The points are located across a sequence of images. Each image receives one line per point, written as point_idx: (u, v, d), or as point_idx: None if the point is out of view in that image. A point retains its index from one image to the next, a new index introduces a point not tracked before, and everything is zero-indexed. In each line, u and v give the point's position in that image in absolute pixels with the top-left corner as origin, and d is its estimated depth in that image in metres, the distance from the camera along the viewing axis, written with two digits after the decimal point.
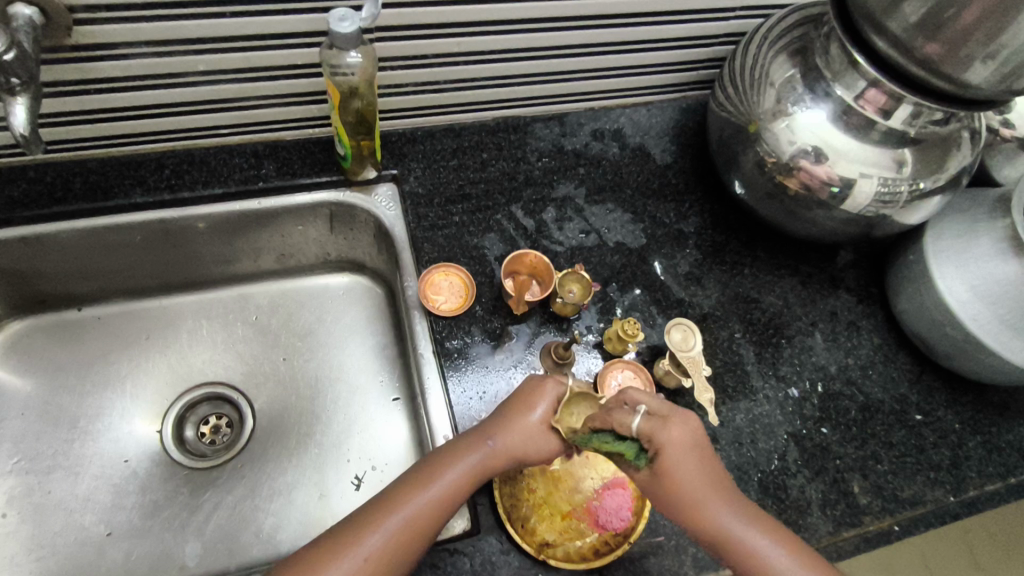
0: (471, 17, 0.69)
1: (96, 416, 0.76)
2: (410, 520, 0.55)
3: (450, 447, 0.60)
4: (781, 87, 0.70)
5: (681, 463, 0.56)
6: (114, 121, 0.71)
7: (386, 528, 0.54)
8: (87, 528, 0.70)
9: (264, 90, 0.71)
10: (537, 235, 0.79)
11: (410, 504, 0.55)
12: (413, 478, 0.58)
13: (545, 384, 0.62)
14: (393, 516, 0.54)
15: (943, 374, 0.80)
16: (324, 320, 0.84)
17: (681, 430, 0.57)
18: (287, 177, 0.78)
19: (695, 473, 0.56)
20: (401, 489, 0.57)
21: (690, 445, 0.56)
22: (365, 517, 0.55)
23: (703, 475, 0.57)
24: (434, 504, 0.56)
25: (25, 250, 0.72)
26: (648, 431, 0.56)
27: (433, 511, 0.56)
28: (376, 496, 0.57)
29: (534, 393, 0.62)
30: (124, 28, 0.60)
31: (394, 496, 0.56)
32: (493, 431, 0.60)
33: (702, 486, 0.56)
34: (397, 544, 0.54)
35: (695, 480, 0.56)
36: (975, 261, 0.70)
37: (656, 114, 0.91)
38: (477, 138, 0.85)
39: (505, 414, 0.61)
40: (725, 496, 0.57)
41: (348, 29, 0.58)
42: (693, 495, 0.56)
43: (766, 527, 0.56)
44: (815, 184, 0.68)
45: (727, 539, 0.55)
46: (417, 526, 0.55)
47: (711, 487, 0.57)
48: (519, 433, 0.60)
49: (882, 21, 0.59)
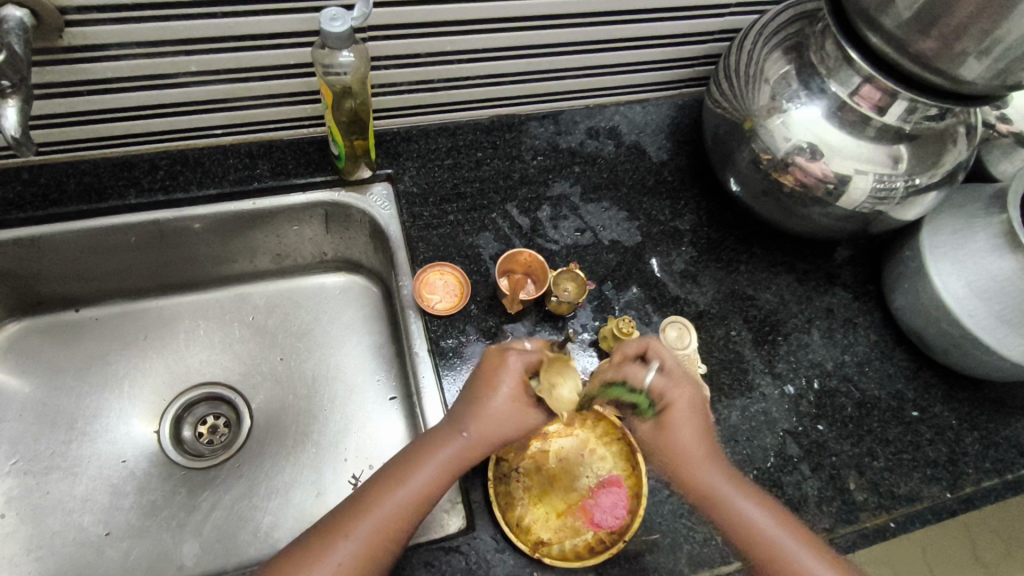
0: (464, 16, 0.69)
1: (93, 417, 0.76)
2: (383, 523, 0.55)
3: (423, 443, 0.60)
4: (776, 84, 0.69)
5: (686, 423, 0.64)
6: (108, 123, 0.71)
7: (357, 534, 0.55)
8: (86, 528, 0.70)
9: (257, 90, 0.71)
10: (532, 234, 0.79)
11: (383, 505, 0.56)
12: (389, 475, 0.58)
13: (507, 359, 0.62)
14: (367, 519, 0.55)
15: (940, 370, 0.79)
16: (321, 319, 0.84)
17: (689, 392, 0.65)
18: (281, 177, 0.78)
19: (695, 437, 0.64)
20: (376, 491, 0.57)
21: (695, 410, 0.65)
22: (340, 520, 0.56)
23: (700, 442, 0.64)
24: (408, 503, 0.57)
25: (21, 252, 0.72)
26: (659, 389, 0.64)
27: (407, 510, 0.56)
28: (350, 498, 0.58)
29: (496, 371, 0.62)
30: (116, 30, 0.60)
31: (367, 499, 0.57)
32: (464, 422, 0.60)
33: (699, 449, 0.63)
34: (373, 546, 0.55)
35: (695, 443, 0.63)
36: (971, 257, 0.69)
37: (652, 111, 0.91)
38: (472, 137, 0.85)
39: (473, 397, 0.61)
40: (717, 463, 0.64)
41: (340, 28, 0.58)
42: (689, 456, 0.63)
43: (750, 491, 0.63)
44: (810, 181, 0.68)
45: (715, 500, 0.62)
46: (390, 529, 0.55)
47: (706, 450, 0.64)
48: (489, 418, 0.60)
49: (875, 16, 0.58)
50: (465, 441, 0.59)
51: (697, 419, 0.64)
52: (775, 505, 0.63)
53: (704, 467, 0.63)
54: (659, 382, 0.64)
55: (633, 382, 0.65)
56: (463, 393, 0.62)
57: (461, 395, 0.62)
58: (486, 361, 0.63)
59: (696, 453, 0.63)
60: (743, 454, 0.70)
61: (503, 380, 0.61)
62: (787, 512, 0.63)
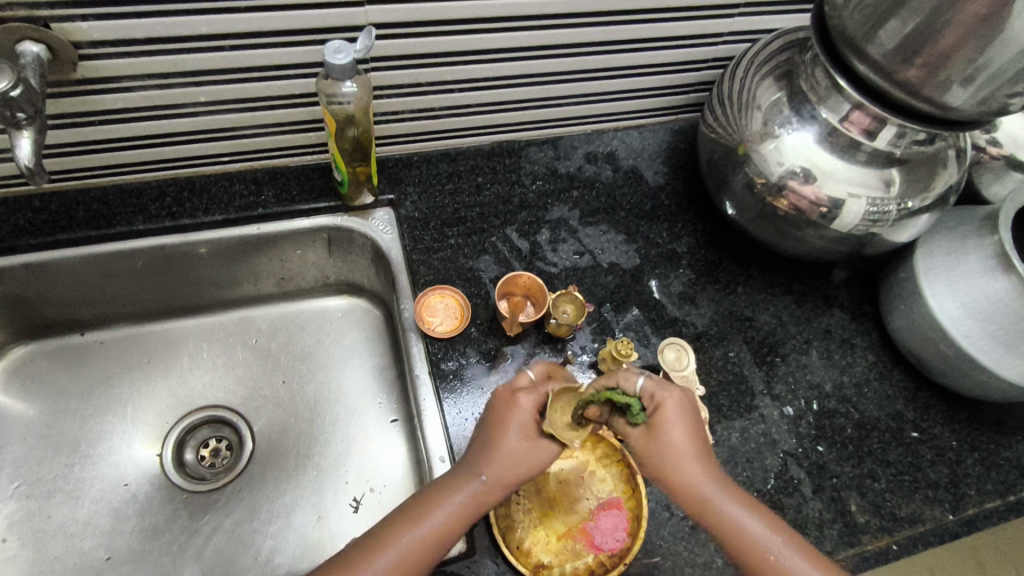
0: (464, 46, 0.71)
1: (97, 440, 0.76)
2: (399, 560, 0.55)
3: (440, 484, 0.60)
4: (768, 110, 0.71)
5: (677, 425, 0.60)
6: (117, 151, 0.73)
7: (374, 568, 0.55)
8: (87, 552, 0.71)
9: (264, 119, 0.73)
10: (532, 258, 0.80)
11: (399, 541, 0.56)
12: (405, 513, 0.58)
13: (518, 398, 0.61)
14: (382, 558, 0.55)
15: (939, 391, 0.80)
16: (323, 342, 0.85)
17: (680, 395, 0.62)
18: (286, 204, 0.79)
19: (685, 439, 0.60)
20: (394, 528, 0.57)
21: (685, 410, 0.61)
22: (355, 556, 0.56)
23: (691, 442, 0.60)
24: (427, 540, 0.56)
25: (30, 277, 0.73)
26: (651, 390, 0.61)
27: (422, 551, 0.56)
28: (367, 535, 0.58)
29: (507, 413, 0.61)
30: (127, 63, 0.62)
31: (386, 534, 0.57)
32: (480, 462, 0.60)
33: (689, 452, 0.60)
34: None
35: (685, 442, 0.60)
36: (965, 278, 0.70)
37: (649, 136, 0.92)
38: (472, 163, 0.86)
39: (491, 439, 0.60)
40: (705, 463, 0.60)
41: (343, 60, 0.60)
42: (678, 455, 0.60)
43: (740, 495, 0.60)
44: (804, 205, 0.69)
45: (701, 501, 0.59)
46: (407, 565, 0.56)
47: (697, 450, 0.60)
48: (506, 459, 0.59)
49: (861, 46, 0.60)
50: (482, 483, 0.59)
51: (688, 417, 0.61)
52: (763, 509, 0.60)
53: (694, 469, 0.59)
54: (650, 383, 0.61)
55: (623, 386, 0.61)
56: (478, 436, 0.62)
57: (478, 436, 0.62)
58: (498, 399, 0.62)
59: (684, 451, 0.60)
60: (743, 475, 0.70)
61: (513, 420, 0.60)
62: (779, 519, 0.59)
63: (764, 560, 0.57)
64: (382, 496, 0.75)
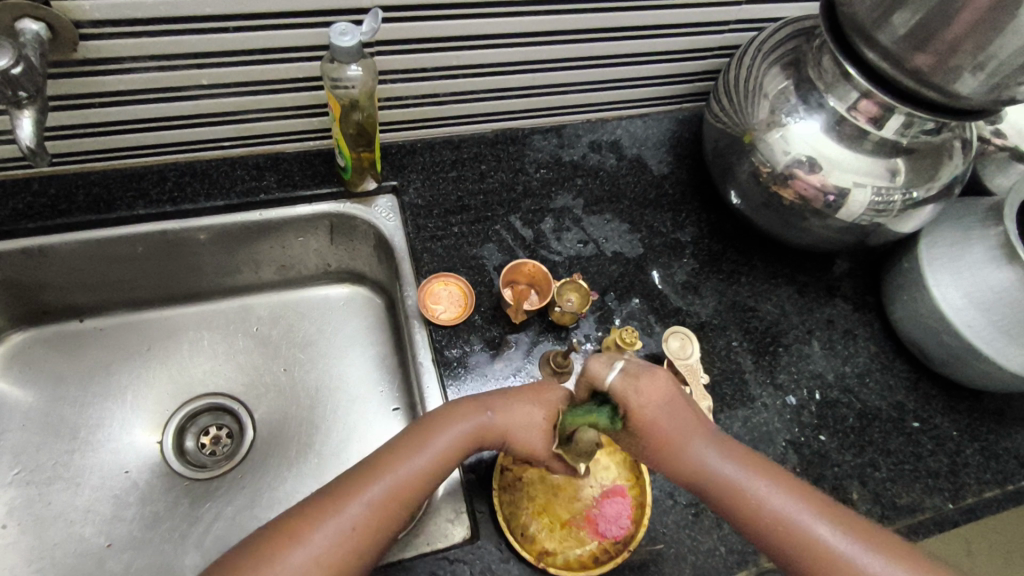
0: (471, 31, 0.71)
1: (96, 427, 0.76)
2: (396, 487, 0.55)
3: (440, 414, 0.60)
4: (775, 98, 0.71)
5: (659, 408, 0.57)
6: (119, 135, 0.72)
7: (369, 495, 0.54)
8: (87, 539, 0.70)
9: (267, 103, 0.73)
10: (535, 246, 0.80)
11: (397, 468, 0.55)
12: (402, 443, 0.58)
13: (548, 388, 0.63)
14: (379, 484, 0.54)
15: (940, 381, 0.80)
16: (325, 329, 0.85)
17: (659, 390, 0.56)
18: (288, 189, 0.79)
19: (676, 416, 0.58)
20: (392, 456, 0.56)
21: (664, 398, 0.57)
22: (348, 483, 0.55)
23: (680, 418, 0.58)
24: (424, 470, 0.56)
25: (29, 262, 0.72)
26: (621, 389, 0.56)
27: (419, 481, 0.56)
28: (360, 462, 0.57)
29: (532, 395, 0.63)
30: (131, 43, 0.62)
31: (383, 462, 0.56)
32: (488, 404, 0.61)
33: (682, 426, 0.58)
34: (377, 512, 0.53)
35: (675, 419, 0.58)
36: (969, 268, 0.71)
37: (652, 125, 0.92)
38: (476, 150, 0.86)
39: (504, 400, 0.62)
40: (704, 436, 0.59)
41: (349, 43, 0.59)
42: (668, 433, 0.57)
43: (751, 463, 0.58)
44: (809, 194, 0.69)
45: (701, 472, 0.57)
46: (402, 491, 0.55)
47: (690, 424, 0.58)
48: (515, 410, 0.61)
49: (872, 33, 0.60)
50: (486, 421, 0.60)
51: (676, 407, 0.57)
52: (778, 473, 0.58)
53: (698, 441, 0.58)
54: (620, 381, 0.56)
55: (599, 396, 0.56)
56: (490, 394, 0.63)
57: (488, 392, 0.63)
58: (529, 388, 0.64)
59: (677, 431, 0.58)
60: None
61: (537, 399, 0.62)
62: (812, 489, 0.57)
63: (808, 542, 0.53)
64: None
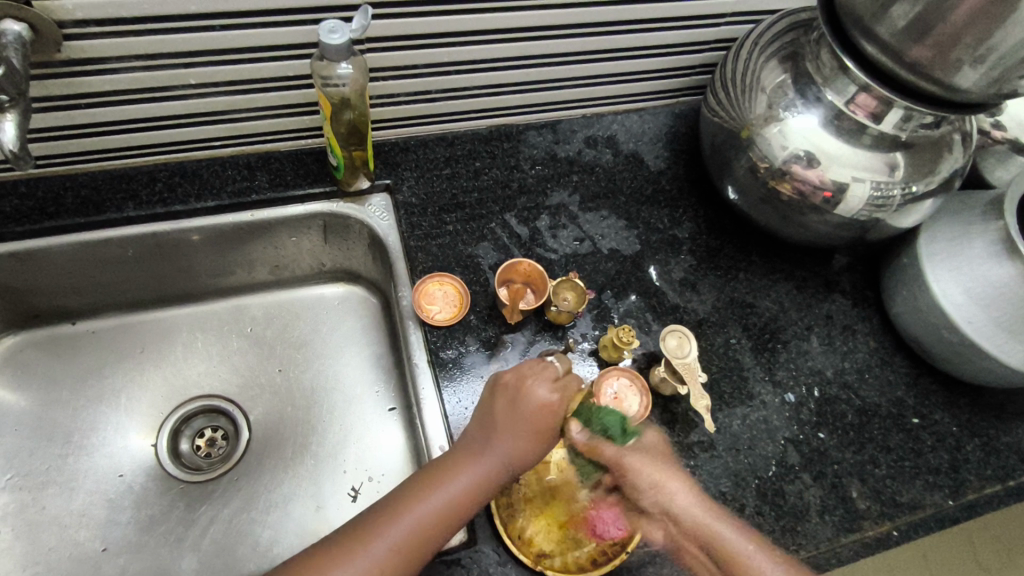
0: (463, 26, 0.69)
1: (90, 431, 0.75)
2: (419, 525, 0.55)
3: (456, 453, 0.60)
4: (773, 93, 0.70)
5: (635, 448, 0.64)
6: (107, 135, 0.71)
7: (393, 534, 0.54)
8: (82, 544, 0.70)
9: (257, 101, 0.71)
10: (531, 244, 0.79)
11: (419, 507, 0.56)
12: (423, 480, 0.58)
13: (546, 367, 0.63)
14: (401, 523, 0.55)
15: (940, 376, 0.79)
16: (320, 330, 0.84)
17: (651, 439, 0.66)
18: (280, 189, 0.78)
19: (642, 449, 0.64)
20: (413, 494, 0.57)
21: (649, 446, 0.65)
22: (372, 522, 0.56)
23: (650, 454, 0.64)
24: (446, 506, 0.56)
25: (19, 265, 0.71)
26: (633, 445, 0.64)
27: (441, 517, 0.56)
28: (385, 500, 0.57)
29: (532, 373, 0.63)
30: (116, 42, 0.60)
31: (405, 500, 0.57)
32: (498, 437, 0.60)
33: (652, 458, 0.64)
34: (403, 552, 0.54)
35: (642, 454, 0.64)
36: (968, 263, 0.70)
37: (649, 120, 0.91)
38: (470, 147, 0.85)
39: (514, 411, 0.60)
40: (668, 469, 0.63)
41: (338, 41, 0.58)
42: (636, 461, 0.63)
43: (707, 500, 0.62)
44: (807, 189, 0.68)
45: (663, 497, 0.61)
46: (426, 529, 0.55)
47: (662, 461, 0.64)
48: (528, 440, 0.59)
49: (871, 26, 0.59)
50: (499, 455, 0.59)
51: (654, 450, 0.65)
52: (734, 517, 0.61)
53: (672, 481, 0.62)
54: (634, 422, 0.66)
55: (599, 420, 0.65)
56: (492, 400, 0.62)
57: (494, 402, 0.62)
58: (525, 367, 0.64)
59: (645, 458, 0.63)
60: (745, 462, 0.70)
61: (540, 383, 0.62)
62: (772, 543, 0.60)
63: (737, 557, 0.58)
64: (381, 485, 0.74)
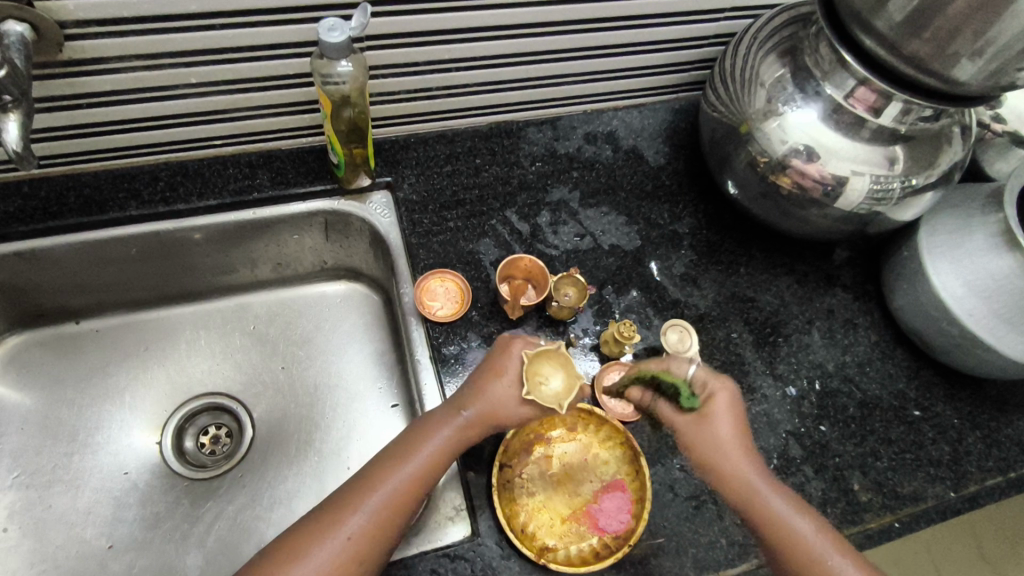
0: (462, 24, 0.70)
1: (95, 429, 0.76)
2: (389, 497, 0.56)
3: (423, 423, 0.61)
4: (771, 87, 0.70)
5: (723, 418, 0.62)
6: (109, 135, 0.71)
7: (365, 508, 0.55)
8: (89, 541, 0.70)
9: (258, 100, 0.72)
10: (532, 240, 0.79)
11: (390, 480, 0.57)
12: (391, 454, 0.59)
13: (512, 345, 0.63)
14: (372, 496, 0.56)
15: (942, 369, 0.80)
16: (322, 328, 0.85)
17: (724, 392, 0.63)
18: (281, 187, 0.78)
19: (732, 433, 0.62)
20: (382, 468, 0.58)
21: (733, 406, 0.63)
22: (345, 498, 0.56)
23: (736, 438, 0.62)
24: (413, 477, 0.57)
25: (22, 265, 0.72)
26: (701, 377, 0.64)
27: (410, 487, 0.57)
28: (356, 476, 0.58)
29: (500, 358, 0.63)
30: (117, 42, 0.61)
31: (376, 474, 0.57)
32: (464, 404, 0.61)
33: (734, 441, 0.61)
34: (377, 522, 0.55)
35: (730, 437, 0.61)
36: (968, 256, 0.70)
37: (649, 116, 0.91)
38: (470, 144, 0.85)
39: (478, 385, 0.61)
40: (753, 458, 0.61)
41: (338, 39, 0.58)
42: (723, 456, 0.61)
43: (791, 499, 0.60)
44: (807, 183, 0.68)
45: (745, 489, 0.60)
46: (397, 499, 0.56)
47: (742, 443, 0.62)
48: (494, 403, 0.60)
49: (869, 19, 0.59)
50: (464, 421, 0.60)
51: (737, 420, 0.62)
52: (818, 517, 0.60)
53: (734, 454, 0.61)
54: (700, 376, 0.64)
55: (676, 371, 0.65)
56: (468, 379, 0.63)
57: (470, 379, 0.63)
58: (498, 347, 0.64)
59: (731, 450, 0.61)
60: None
61: (505, 365, 0.62)
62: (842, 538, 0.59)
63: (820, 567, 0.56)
64: None
